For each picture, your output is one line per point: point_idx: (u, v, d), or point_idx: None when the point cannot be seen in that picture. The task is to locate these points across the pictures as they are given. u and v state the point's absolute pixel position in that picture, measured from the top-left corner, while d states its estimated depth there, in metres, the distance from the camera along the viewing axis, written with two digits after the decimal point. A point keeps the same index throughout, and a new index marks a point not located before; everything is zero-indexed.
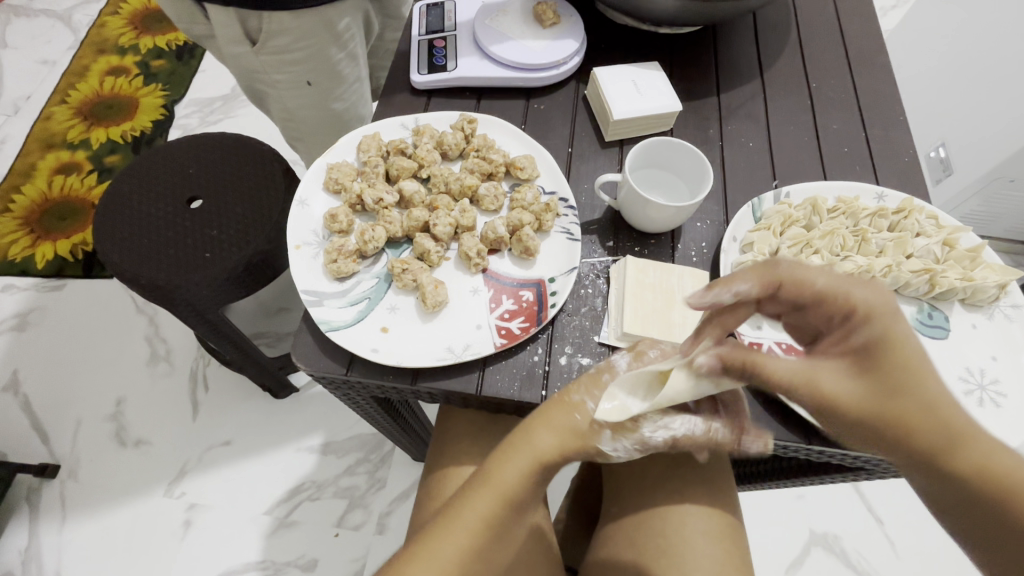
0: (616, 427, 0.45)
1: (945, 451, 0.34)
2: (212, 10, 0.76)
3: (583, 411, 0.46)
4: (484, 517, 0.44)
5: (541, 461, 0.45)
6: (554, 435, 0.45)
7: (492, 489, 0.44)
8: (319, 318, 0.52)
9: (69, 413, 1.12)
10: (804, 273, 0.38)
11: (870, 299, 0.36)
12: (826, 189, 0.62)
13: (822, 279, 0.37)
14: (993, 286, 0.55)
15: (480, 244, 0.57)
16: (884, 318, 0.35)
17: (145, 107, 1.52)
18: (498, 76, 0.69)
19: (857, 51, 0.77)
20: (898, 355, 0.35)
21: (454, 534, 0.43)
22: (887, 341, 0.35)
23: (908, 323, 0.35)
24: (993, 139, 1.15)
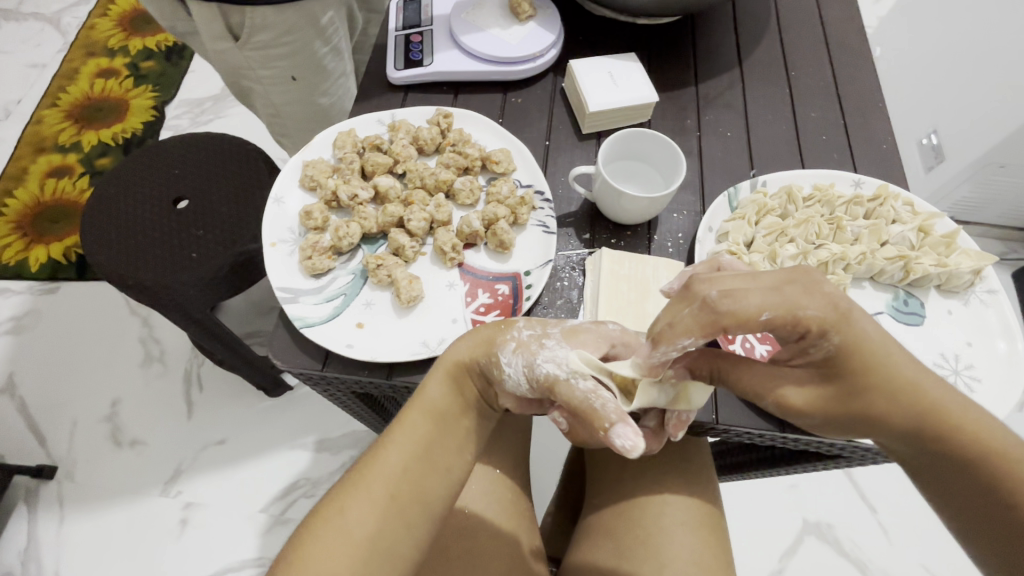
0: (520, 342, 0.47)
1: (898, 424, 0.41)
2: (195, 6, 0.75)
3: (509, 329, 0.48)
4: (414, 428, 0.45)
5: (454, 366, 0.48)
6: (469, 342, 0.48)
7: (415, 403, 0.47)
8: (294, 314, 0.53)
9: (66, 415, 1.13)
10: (745, 312, 0.38)
11: (817, 321, 0.39)
12: (802, 178, 0.62)
13: (765, 316, 0.38)
14: (967, 272, 0.55)
15: (454, 238, 0.57)
16: (839, 333, 0.39)
17: (135, 109, 1.52)
18: (475, 70, 0.69)
19: (837, 38, 0.77)
20: (855, 361, 0.40)
21: (391, 444, 0.44)
22: (845, 351, 0.40)
23: (861, 332, 0.40)
24: (983, 125, 1.14)
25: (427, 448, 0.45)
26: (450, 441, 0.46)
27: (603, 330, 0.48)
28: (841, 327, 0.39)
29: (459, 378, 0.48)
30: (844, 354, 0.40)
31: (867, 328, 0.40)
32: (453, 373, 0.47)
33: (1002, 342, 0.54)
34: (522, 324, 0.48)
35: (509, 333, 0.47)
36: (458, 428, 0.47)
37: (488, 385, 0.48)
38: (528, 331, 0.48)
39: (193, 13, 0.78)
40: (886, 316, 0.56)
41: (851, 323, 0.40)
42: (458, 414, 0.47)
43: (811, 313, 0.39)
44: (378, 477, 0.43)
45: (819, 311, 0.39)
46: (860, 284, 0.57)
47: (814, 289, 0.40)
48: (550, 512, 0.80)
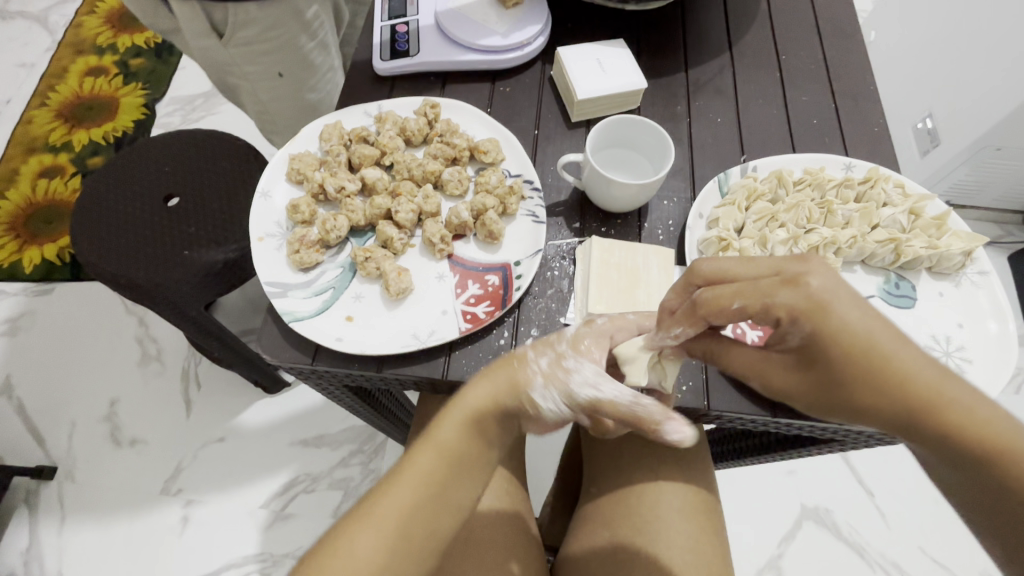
0: (549, 373, 0.44)
1: (897, 415, 0.38)
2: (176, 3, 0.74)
3: (524, 361, 0.45)
4: (426, 473, 0.43)
5: (477, 413, 0.44)
6: (492, 386, 0.44)
7: (427, 444, 0.43)
8: (283, 309, 0.52)
9: (65, 415, 1.13)
10: (717, 301, 0.40)
11: (788, 308, 0.38)
12: (793, 162, 0.62)
13: (737, 304, 0.39)
14: (958, 254, 0.55)
15: (442, 229, 0.57)
16: (812, 318, 0.38)
17: (126, 107, 1.51)
18: (461, 60, 0.68)
19: (828, 21, 0.76)
20: (835, 348, 0.38)
21: (396, 494, 0.42)
22: (821, 337, 0.38)
23: (837, 316, 0.38)
24: (978, 108, 1.13)
25: (438, 493, 0.42)
26: (462, 486, 0.44)
27: (595, 327, 0.48)
28: (816, 317, 0.38)
29: (479, 424, 0.44)
30: (820, 342, 0.39)
31: (849, 319, 0.38)
32: (473, 415, 0.44)
33: (993, 322, 0.54)
34: (533, 354, 0.45)
35: (526, 363, 0.45)
36: (472, 472, 0.44)
37: (512, 422, 0.46)
38: (543, 358, 0.45)
39: (174, 10, 0.77)
40: (877, 299, 0.56)
41: (828, 310, 0.38)
42: (473, 458, 0.44)
43: (781, 301, 0.38)
44: (383, 520, 0.41)
45: (791, 299, 0.38)
46: (851, 268, 0.57)
47: (794, 279, 0.39)
48: (548, 502, 0.81)
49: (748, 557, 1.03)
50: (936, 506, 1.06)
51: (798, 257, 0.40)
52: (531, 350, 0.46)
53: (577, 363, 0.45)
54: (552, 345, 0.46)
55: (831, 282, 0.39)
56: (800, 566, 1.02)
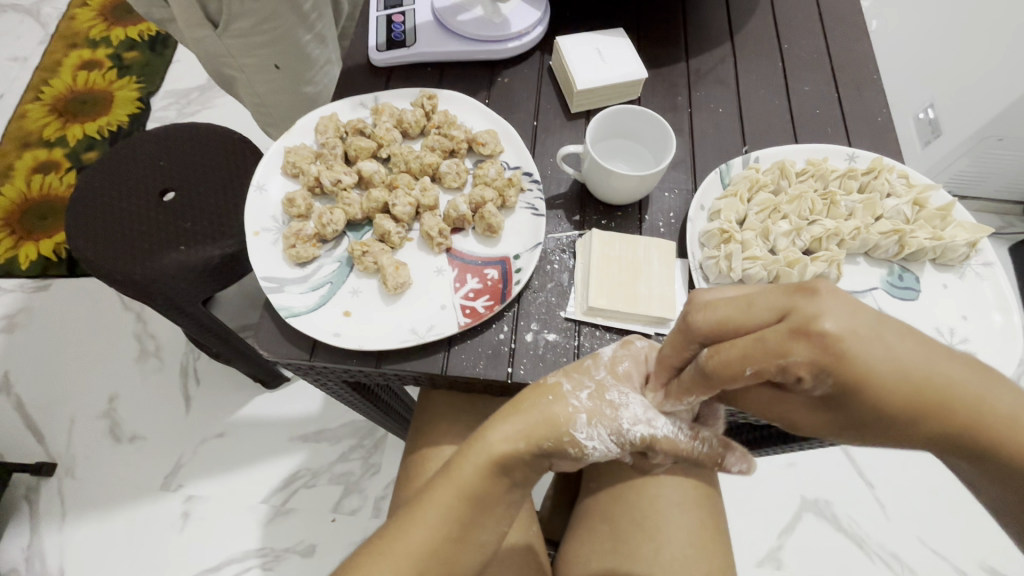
0: (591, 411, 0.45)
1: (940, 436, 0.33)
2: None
3: (559, 395, 0.45)
4: (444, 510, 0.43)
5: (505, 455, 0.44)
6: (522, 425, 0.44)
7: (448, 481, 0.44)
8: (280, 304, 0.52)
9: (64, 411, 1.13)
10: (729, 366, 0.33)
11: (807, 365, 0.31)
12: (795, 154, 0.61)
13: (750, 372, 0.32)
14: (963, 245, 0.55)
15: (441, 223, 0.56)
16: (839, 365, 0.31)
17: (120, 101, 1.49)
18: (458, 51, 0.67)
19: (830, 9, 0.75)
20: (868, 390, 0.32)
21: (414, 532, 0.43)
22: (851, 382, 0.31)
23: (865, 355, 0.31)
24: (980, 96, 1.12)
25: (457, 531, 0.43)
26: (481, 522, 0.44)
27: (633, 349, 0.48)
28: (841, 365, 0.31)
29: (505, 464, 0.44)
30: (849, 388, 0.32)
31: (875, 356, 0.31)
32: (497, 455, 0.44)
33: (998, 314, 0.54)
34: (570, 386, 0.46)
35: (565, 399, 0.45)
36: (492, 509, 0.45)
37: (540, 459, 0.46)
38: (583, 392, 0.46)
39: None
40: (880, 292, 0.55)
41: (852, 355, 0.31)
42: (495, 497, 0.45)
43: (799, 358, 0.31)
44: (406, 555, 0.42)
45: (806, 353, 0.31)
46: (854, 260, 0.57)
47: (806, 327, 0.31)
48: (548, 496, 0.80)
49: (749, 549, 1.03)
50: (935, 497, 1.07)
51: (803, 289, 0.32)
52: (567, 381, 0.46)
53: (623, 396, 0.46)
54: (590, 377, 0.46)
55: (849, 320, 0.31)
56: (799, 558, 1.02)
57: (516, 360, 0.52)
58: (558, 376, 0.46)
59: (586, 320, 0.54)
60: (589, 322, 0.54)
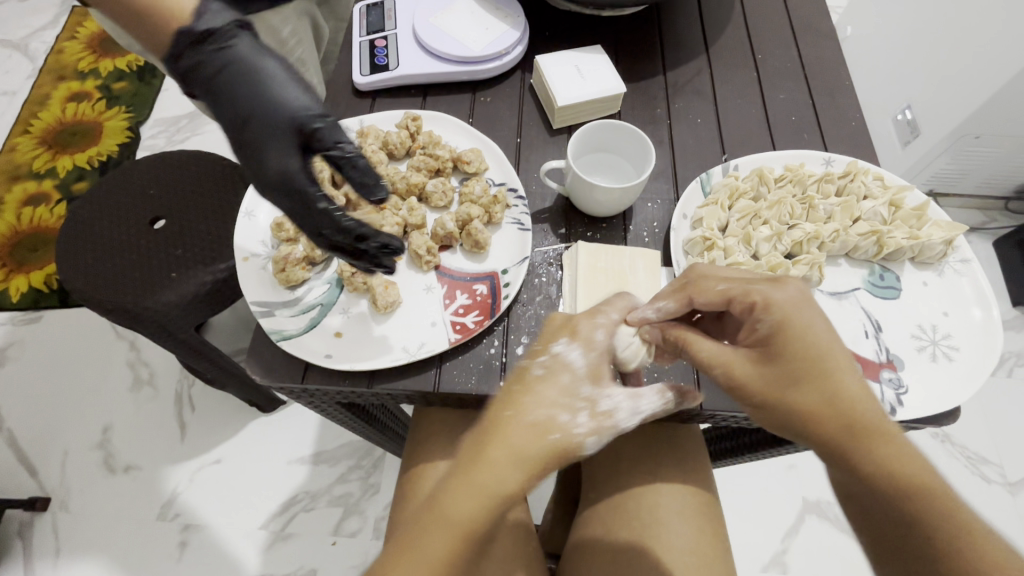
0: (597, 431, 0.40)
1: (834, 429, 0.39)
2: None
3: (562, 431, 0.39)
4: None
5: (472, 522, 0.36)
6: (483, 487, 0.36)
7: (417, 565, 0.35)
8: (271, 328, 0.52)
9: (57, 444, 1.12)
10: (703, 287, 0.46)
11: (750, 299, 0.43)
12: (773, 160, 0.63)
13: (722, 285, 0.45)
14: (939, 243, 0.56)
15: (428, 240, 0.57)
16: (782, 306, 0.41)
17: (110, 131, 1.50)
18: (439, 72, 0.69)
19: (800, 19, 0.78)
20: (796, 347, 0.40)
21: None
22: (785, 328, 0.40)
23: (803, 312, 0.41)
24: (953, 96, 1.15)
25: None
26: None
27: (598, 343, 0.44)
28: (775, 311, 0.41)
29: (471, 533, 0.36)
30: (783, 332, 0.40)
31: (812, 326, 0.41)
32: (472, 494, 0.36)
33: (978, 310, 0.55)
34: (566, 417, 0.40)
35: (569, 433, 0.39)
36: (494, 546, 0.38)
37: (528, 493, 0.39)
38: (581, 416, 0.40)
39: None
40: (863, 292, 0.56)
41: (795, 317, 0.41)
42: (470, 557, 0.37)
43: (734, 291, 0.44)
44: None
45: (704, 298, 0.46)
46: (835, 262, 0.58)
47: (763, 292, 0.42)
48: (549, 508, 0.80)
49: (751, 553, 1.03)
50: None
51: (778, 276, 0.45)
52: (559, 413, 0.40)
53: (613, 402, 0.42)
54: (579, 397, 0.41)
55: (796, 299, 0.42)
56: (804, 561, 1.03)
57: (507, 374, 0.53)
58: (547, 414, 0.39)
59: None
60: None
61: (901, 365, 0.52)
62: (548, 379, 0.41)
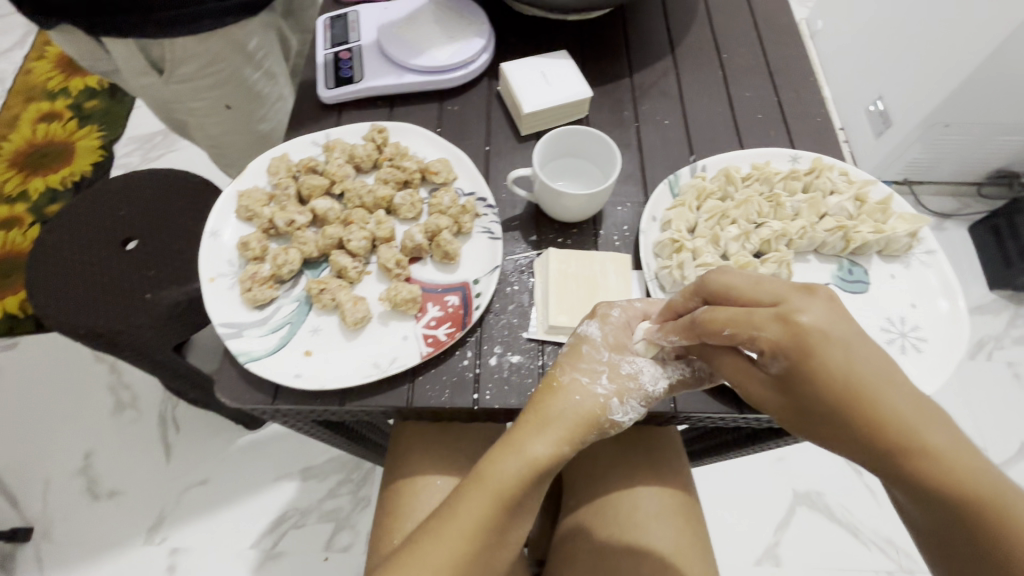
0: (621, 393, 0.49)
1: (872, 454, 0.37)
2: (112, 45, 0.75)
3: (583, 391, 0.48)
4: (477, 511, 0.44)
5: (536, 464, 0.46)
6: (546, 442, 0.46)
7: (486, 490, 0.45)
8: (239, 350, 0.52)
9: (38, 472, 1.09)
10: (715, 324, 0.40)
11: (772, 342, 0.38)
12: (740, 159, 0.63)
13: (727, 332, 0.40)
14: (904, 236, 0.57)
15: (413, 291, 0.53)
16: (793, 348, 0.37)
17: (82, 151, 1.48)
18: (403, 82, 0.68)
19: (764, 17, 0.78)
20: (814, 383, 0.37)
21: (450, 535, 0.43)
22: (804, 366, 0.37)
23: (823, 349, 0.37)
24: (923, 85, 1.17)
25: (496, 532, 0.44)
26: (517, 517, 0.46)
27: (611, 321, 0.51)
28: (798, 350, 0.37)
29: (536, 473, 0.46)
30: (797, 372, 0.38)
31: (836, 357, 0.37)
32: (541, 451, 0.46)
33: (944, 301, 0.55)
34: (587, 378, 0.49)
35: (590, 394, 0.48)
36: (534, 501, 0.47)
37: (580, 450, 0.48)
38: (602, 378, 0.49)
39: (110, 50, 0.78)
40: (833, 287, 0.56)
41: (817, 349, 0.37)
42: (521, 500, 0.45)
43: (768, 335, 0.38)
44: (443, 567, 0.42)
45: (776, 332, 0.38)
46: (804, 258, 0.58)
47: (787, 315, 0.38)
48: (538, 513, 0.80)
49: (745, 546, 1.04)
50: None
51: (802, 290, 0.39)
52: (581, 375, 0.49)
53: (634, 366, 0.50)
54: (599, 361, 0.50)
55: (823, 318, 0.37)
56: (797, 552, 1.03)
57: (481, 385, 0.52)
58: (570, 375, 0.49)
59: (549, 340, 0.55)
60: (551, 340, 0.55)
61: None
62: (570, 352, 0.50)
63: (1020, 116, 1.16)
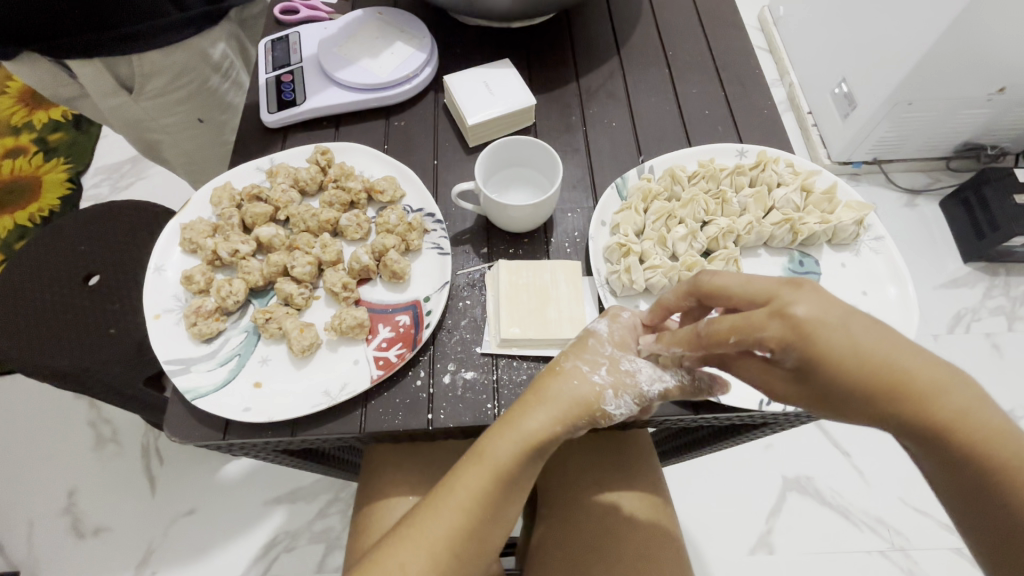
0: (616, 384, 0.45)
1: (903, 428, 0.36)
2: (77, 66, 0.73)
3: (580, 378, 0.46)
4: (472, 487, 0.44)
5: (533, 444, 0.44)
6: (544, 419, 0.44)
7: (484, 467, 0.44)
8: (185, 387, 0.51)
9: (22, 515, 1.08)
10: (719, 333, 0.39)
11: (778, 340, 0.37)
12: (686, 158, 0.63)
13: (733, 340, 0.38)
14: (851, 224, 0.57)
15: (359, 316, 0.52)
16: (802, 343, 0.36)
17: (50, 185, 1.46)
18: (348, 101, 0.68)
19: (708, 12, 0.78)
20: (826, 372, 0.36)
21: (448, 510, 0.44)
22: (816, 359, 0.36)
23: (828, 335, 0.36)
24: (884, 65, 1.18)
25: (491, 509, 0.45)
26: (513, 495, 0.46)
27: (622, 322, 0.49)
28: (804, 343, 0.36)
29: (534, 452, 0.44)
30: (811, 366, 0.37)
31: (841, 343, 0.36)
32: (535, 429, 0.44)
33: (893, 287, 0.56)
34: (587, 367, 0.46)
35: (587, 382, 0.45)
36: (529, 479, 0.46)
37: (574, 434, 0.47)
38: (602, 369, 0.46)
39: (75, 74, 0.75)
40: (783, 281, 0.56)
41: (820, 338, 0.36)
42: (519, 477, 0.45)
43: (771, 334, 0.37)
44: (439, 540, 0.43)
45: (778, 331, 0.37)
46: (754, 253, 0.58)
47: (780, 310, 0.37)
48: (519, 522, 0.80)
49: (738, 537, 1.04)
50: None
51: (790, 283, 0.38)
52: (583, 364, 0.46)
53: (633, 363, 0.47)
54: (602, 353, 0.47)
55: (818, 307, 0.36)
56: (790, 539, 1.03)
57: (435, 405, 0.52)
58: (573, 361, 0.46)
59: (502, 353, 0.54)
60: (504, 354, 0.54)
61: None
62: (576, 343, 0.48)
63: (978, 88, 1.16)
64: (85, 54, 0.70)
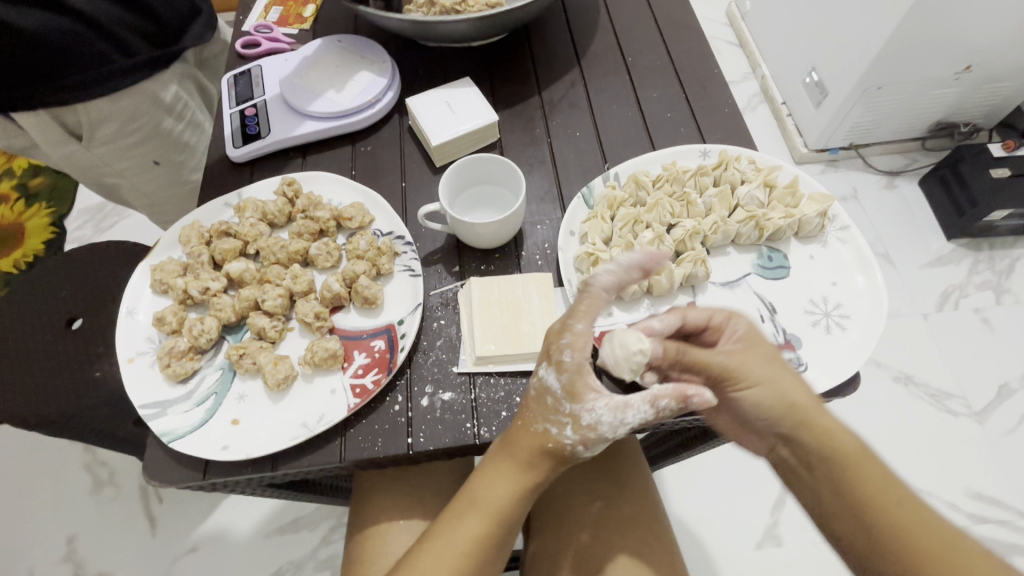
0: (584, 437, 0.45)
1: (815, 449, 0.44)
2: (24, 120, 0.73)
3: (553, 436, 0.46)
4: (472, 531, 0.46)
5: (523, 481, 0.47)
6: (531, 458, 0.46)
7: (481, 509, 0.46)
8: (161, 429, 0.50)
9: (24, 566, 1.06)
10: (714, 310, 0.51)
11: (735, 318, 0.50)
12: (650, 162, 0.63)
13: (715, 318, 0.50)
14: (815, 216, 0.57)
15: (331, 347, 0.52)
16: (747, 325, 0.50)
17: (33, 230, 1.46)
18: (313, 131, 0.68)
19: (665, 15, 0.79)
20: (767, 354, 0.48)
21: (448, 557, 0.45)
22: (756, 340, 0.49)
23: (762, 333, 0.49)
24: (850, 53, 1.20)
25: (491, 548, 0.47)
26: (508, 535, 0.48)
27: (569, 368, 0.46)
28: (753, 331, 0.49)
29: (525, 490, 0.47)
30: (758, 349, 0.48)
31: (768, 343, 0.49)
32: (526, 464, 0.46)
33: (861, 275, 0.56)
34: (555, 429, 0.46)
35: (559, 443, 0.46)
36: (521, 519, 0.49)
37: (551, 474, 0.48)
38: (567, 429, 0.45)
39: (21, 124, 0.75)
40: (752, 277, 0.57)
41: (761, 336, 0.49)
42: (512, 517, 0.47)
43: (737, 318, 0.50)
44: None
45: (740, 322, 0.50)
46: (723, 251, 0.58)
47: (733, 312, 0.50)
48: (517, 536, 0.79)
49: (745, 532, 1.03)
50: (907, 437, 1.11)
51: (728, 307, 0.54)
52: (551, 426, 0.46)
53: (593, 414, 0.45)
54: (562, 413, 0.45)
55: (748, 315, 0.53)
56: (797, 530, 1.03)
57: (414, 428, 0.52)
58: (543, 424, 0.46)
59: (478, 371, 0.54)
60: (481, 371, 0.54)
61: (798, 343, 0.53)
62: (533, 401, 0.47)
63: (944, 68, 1.18)
64: (31, 108, 0.70)
